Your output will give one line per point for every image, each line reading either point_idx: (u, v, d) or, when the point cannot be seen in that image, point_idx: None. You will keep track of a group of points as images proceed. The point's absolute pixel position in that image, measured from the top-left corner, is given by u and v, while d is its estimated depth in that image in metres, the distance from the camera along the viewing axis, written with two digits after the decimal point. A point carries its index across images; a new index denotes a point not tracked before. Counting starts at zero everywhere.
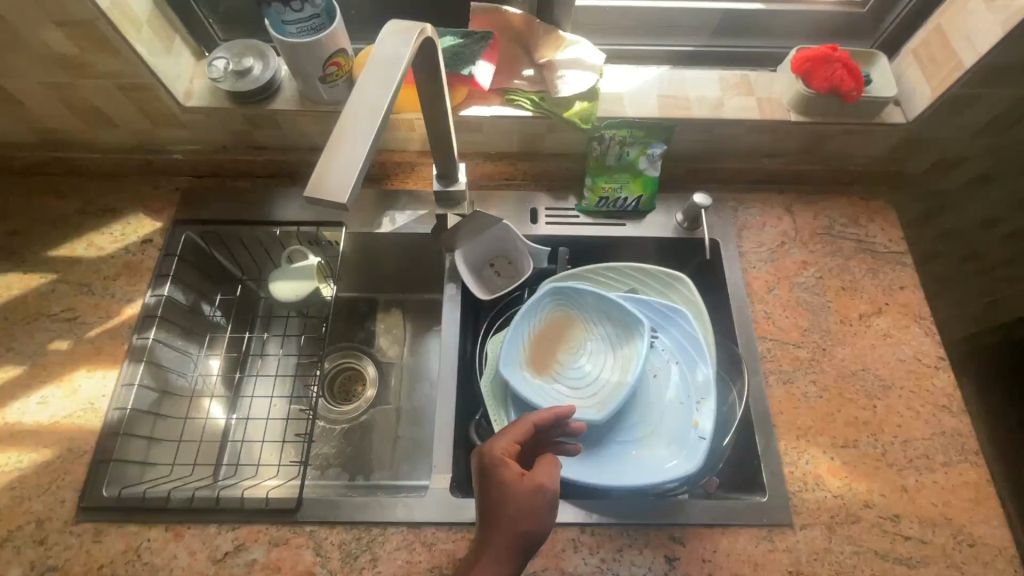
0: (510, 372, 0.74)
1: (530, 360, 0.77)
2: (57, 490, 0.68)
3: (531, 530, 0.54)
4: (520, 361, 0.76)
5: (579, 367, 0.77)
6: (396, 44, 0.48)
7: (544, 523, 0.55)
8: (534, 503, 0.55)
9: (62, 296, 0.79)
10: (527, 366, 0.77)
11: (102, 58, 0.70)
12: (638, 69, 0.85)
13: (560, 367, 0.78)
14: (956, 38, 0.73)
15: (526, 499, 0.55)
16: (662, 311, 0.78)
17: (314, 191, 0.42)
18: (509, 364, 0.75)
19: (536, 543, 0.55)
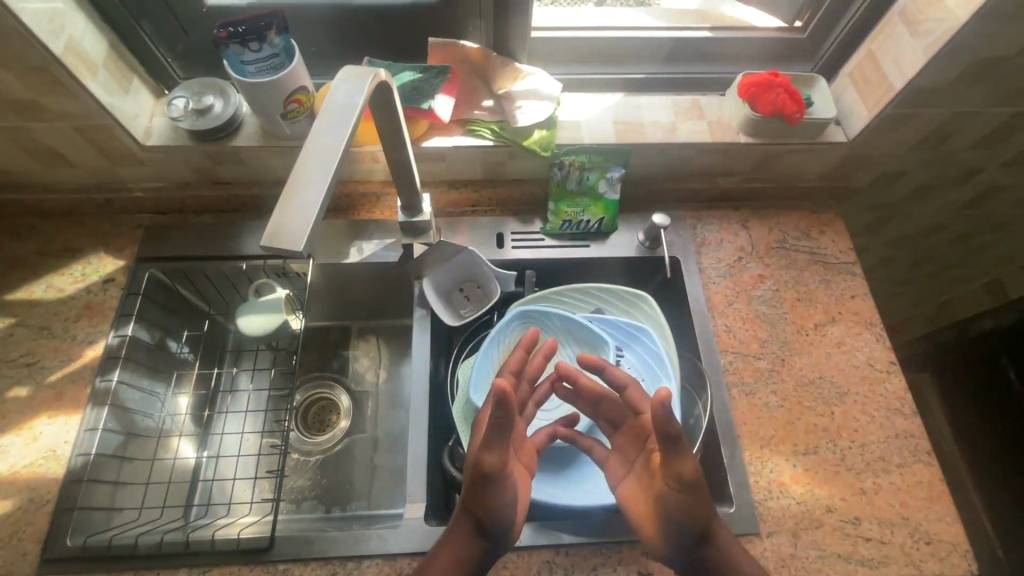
0: (480, 397, 0.76)
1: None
2: (18, 543, 0.66)
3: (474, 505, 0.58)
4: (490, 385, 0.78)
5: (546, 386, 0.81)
6: (350, 89, 0.50)
7: (489, 497, 0.57)
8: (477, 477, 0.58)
9: (20, 341, 0.77)
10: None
11: (57, 102, 0.70)
12: (594, 97, 0.88)
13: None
14: (886, 63, 0.78)
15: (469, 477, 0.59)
16: (628, 330, 0.80)
17: (270, 240, 0.42)
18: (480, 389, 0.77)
19: (491, 517, 0.58)
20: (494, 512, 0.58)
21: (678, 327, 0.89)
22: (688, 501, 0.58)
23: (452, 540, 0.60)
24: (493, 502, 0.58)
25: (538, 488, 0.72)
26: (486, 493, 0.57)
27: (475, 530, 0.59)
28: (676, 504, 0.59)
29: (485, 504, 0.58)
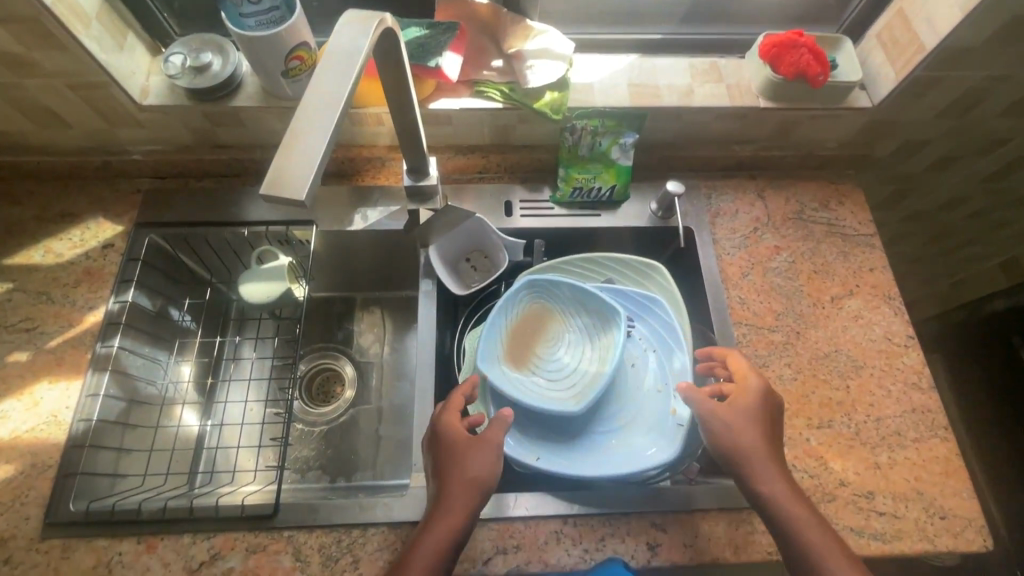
0: (487, 366, 0.73)
1: (507, 355, 0.77)
2: (21, 508, 0.65)
3: (480, 475, 0.60)
4: (497, 356, 0.76)
5: (556, 358, 0.77)
6: (353, 35, 0.47)
7: (495, 467, 0.61)
8: (483, 448, 0.61)
9: (19, 306, 0.76)
10: (504, 361, 0.76)
11: (49, 56, 0.67)
12: (607, 58, 0.85)
13: (539, 360, 0.77)
14: (917, 21, 0.74)
15: (472, 450, 0.61)
16: (640, 301, 0.78)
17: (271, 188, 0.40)
18: (486, 359, 0.74)
19: (489, 488, 0.60)
20: (482, 483, 0.59)
21: (690, 299, 0.86)
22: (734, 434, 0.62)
23: (437, 518, 0.58)
24: (480, 473, 0.60)
25: (545, 458, 0.71)
26: (488, 462, 0.61)
27: (460, 506, 0.58)
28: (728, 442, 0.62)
29: (472, 475, 0.60)
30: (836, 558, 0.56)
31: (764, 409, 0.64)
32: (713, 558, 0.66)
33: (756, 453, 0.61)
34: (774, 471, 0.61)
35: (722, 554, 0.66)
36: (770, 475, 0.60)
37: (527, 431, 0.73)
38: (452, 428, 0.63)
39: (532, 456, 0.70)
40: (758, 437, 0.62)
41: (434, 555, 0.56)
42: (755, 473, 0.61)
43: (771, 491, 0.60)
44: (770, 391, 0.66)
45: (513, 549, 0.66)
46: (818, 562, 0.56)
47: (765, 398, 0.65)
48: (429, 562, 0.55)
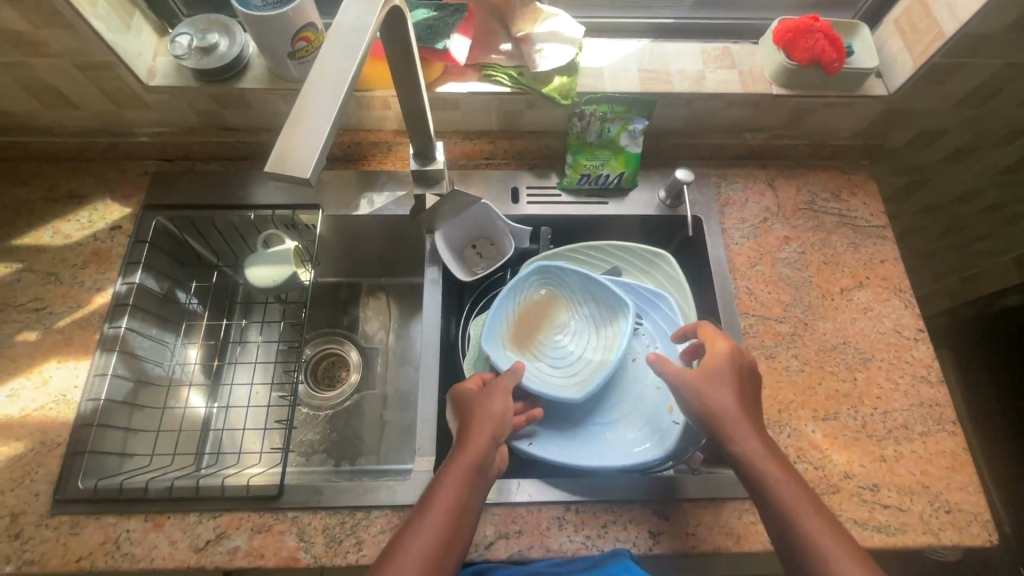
0: (491, 346, 0.74)
1: (512, 337, 0.77)
2: (31, 484, 0.66)
3: (497, 405, 0.62)
4: (503, 338, 0.76)
5: (561, 345, 0.77)
6: (360, 13, 0.46)
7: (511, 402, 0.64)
8: (499, 389, 0.65)
9: (29, 286, 0.76)
10: (509, 343, 0.76)
11: (56, 35, 0.66)
12: (617, 43, 0.83)
13: (543, 345, 0.77)
14: (937, 6, 0.72)
15: (489, 390, 0.64)
16: (646, 295, 0.78)
17: (276, 165, 0.40)
18: (490, 340, 0.75)
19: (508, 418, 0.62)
20: (498, 417, 0.61)
21: (698, 289, 0.86)
22: (703, 397, 0.61)
23: (457, 452, 0.59)
24: (496, 410, 0.62)
25: (537, 443, 0.71)
26: (504, 397, 0.64)
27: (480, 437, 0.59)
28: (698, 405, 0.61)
29: (489, 413, 0.62)
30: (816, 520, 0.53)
31: (737, 372, 0.63)
32: (715, 547, 0.66)
33: (731, 416, 0.60)
34: (750, 434, 0.59)
35: (725, 543, 0.66)
36: (745, 439, 0.59)
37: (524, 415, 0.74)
38: (467, 387, 0.66)
39: (525, 441, 0.71)
40: (732, 400, 0.61)
41: (459, 483, 0.55)
42: (728, 434, 0.59)
43: (747, 455, 0.58)
44: (741, 355, 0.64)
45: (515, 534, 0.66)
46: (795, 524, 0.54)
47: (735, 362, 0.64)
48: (455, 490, 0.55)
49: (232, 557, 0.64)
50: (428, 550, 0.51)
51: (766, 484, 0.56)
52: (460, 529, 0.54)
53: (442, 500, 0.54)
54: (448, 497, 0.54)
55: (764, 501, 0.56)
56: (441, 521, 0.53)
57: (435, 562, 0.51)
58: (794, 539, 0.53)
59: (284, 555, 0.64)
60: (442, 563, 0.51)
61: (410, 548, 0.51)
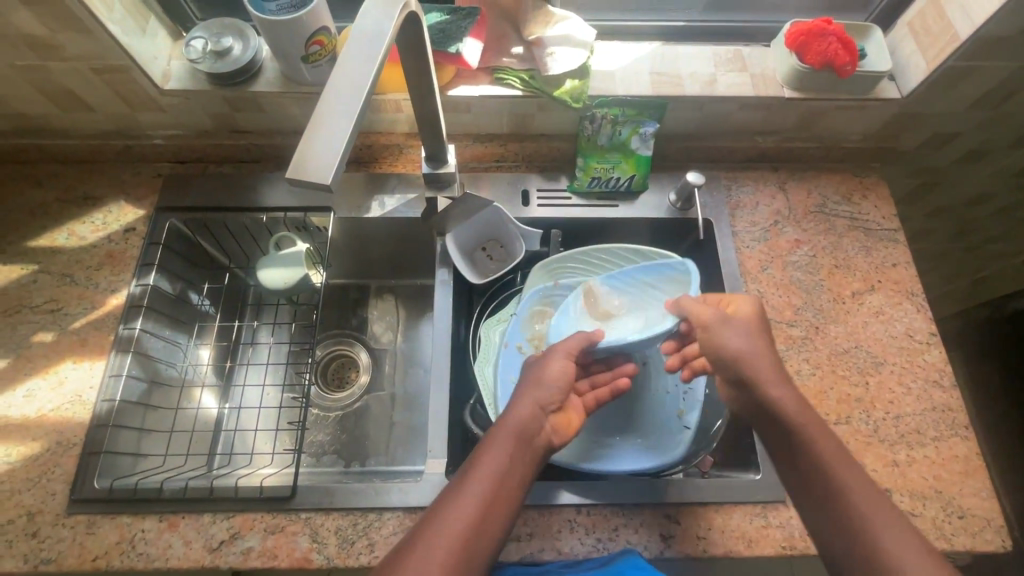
0: (509, 349, 0.77)
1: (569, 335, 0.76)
2: (47, 484, 0.67)
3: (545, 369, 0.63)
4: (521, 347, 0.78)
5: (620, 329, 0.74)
6: (378, 18, 0.46)
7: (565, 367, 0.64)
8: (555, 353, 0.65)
9: (44, 287, 0.77)
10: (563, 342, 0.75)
11: (74, 39, 0.67)
12: (628, 46, 0.83)
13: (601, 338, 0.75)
14: (951, 10, 0.72)
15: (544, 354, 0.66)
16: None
17: (296, 172, 0.40)
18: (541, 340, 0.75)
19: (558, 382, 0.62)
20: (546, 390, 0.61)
21: (709, 291, 0.85)
22: (730, 343, 0.63)
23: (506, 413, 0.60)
24: (547, 373, 0.63)
25: None
26: (555, 361, 0.64)
27: (525, 407, 0.60)
28: (727, 348, 0.63)
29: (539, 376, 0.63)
30: (849, 469, 0.54)
31: (760, 328, 0.65)
32: (727, 550, 0.66)
33: (755, 366, 0.61)
34: (779, 382, 0.60)
35: (736, 547, 0.66)
36: (773, 386, 0.60)
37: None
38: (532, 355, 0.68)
39: None
40: (755, 349, 0.62)
41: (500, 441, 0.56)
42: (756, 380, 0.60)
43: (777, 401, 0.59)
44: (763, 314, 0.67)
45: (527, 537, 0.66)
46: (827, 474, 0.54)
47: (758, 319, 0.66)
48: (496, 456, 0.55)
49: (246, 557, 0.65)
50: (467, 511, 0.51)
51: (796, 433, 0.57)
52: (503, 496, 0.53)
53: (485, 466, 0.54)
54: (490, 463, 0.54)
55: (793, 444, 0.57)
56: (483, 485, 0.53)
57: (475, 519, 0.51)
58: (825, 483, 0.54)
59: (297, 556, 0.65)
60: (481, 517, 0.51)
61: (450, 506, 0.51)
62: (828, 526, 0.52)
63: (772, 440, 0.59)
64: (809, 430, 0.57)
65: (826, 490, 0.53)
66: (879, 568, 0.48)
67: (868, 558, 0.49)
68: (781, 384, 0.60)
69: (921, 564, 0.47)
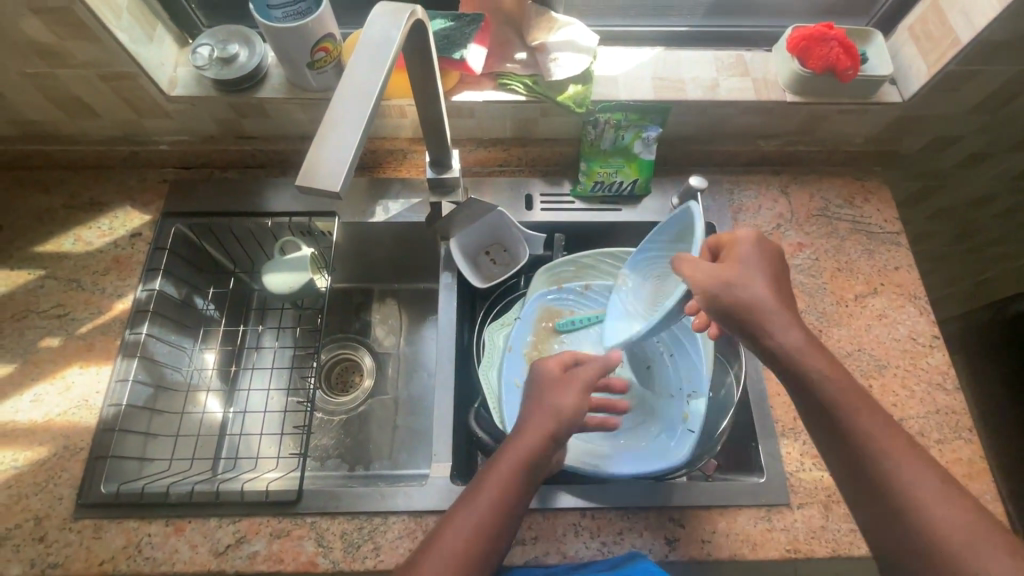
0: (513, 353, 0.78)
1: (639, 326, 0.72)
2: (54, 488, 0.67)
3: (560, 402, 0.60)
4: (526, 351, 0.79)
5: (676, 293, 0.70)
6: (386, 25, 0.47)
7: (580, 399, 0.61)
8: (570, 381, 0.62)
9: (51, 293, 0.78)
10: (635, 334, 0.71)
11: (82, 47, 0.68)
12: (630, 52, 0.84)
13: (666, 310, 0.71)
14: (952, 14, 0.72)
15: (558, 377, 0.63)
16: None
17: (305, 180, 0.41)
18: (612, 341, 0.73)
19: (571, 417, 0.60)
20: (562, 411, 0.59)
21: None
22: (737, 295, 0.59)
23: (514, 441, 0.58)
24: (561, 405, 0.60)
25: None
26: (568, 391, 0.61)
27: (534, 441, 0.58)
28: (734, 300, 0.59)
29: (552, 407, 0.60)
30: (867, 415, 0.53)
31: (760, 267, 0.61)
32: (732, 554, 0.66)
33: (767, 315, 0.58)
34: (788, 325, 0.58)
35: (740, 551, 0.66)
36: (787, 335, 0.57)
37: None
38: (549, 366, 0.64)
39: None
40: (764, 296, 0.59)
41: (505, 476, 0.55)
42: (766, 328, 0.58)
43: (790, 350, 0.57)
44: (762, 246, 0.63)
45: (532, 541, 0.67)
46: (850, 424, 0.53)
47: (758, 254, 0.62)
48: (504, 474, 0.56)
49: (252, 562, 0.65)
50: (463, 548, 0.52)
51: (812, 378, 0.55)
52: (507, 511, 0.55)
53: (492, 484, 0.55)
54: (497, 479, 0.55)
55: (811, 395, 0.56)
56: (490, 502, 0.54)
57: (471, 553, 0.52)
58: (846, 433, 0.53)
59: (303, 560, 0.65)
60: (478, 551, 0.52)
61: (449, 539, 0.52)
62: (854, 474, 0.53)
63: (791, 387, 0.57)
64: (829, 376, 0.55)
65: (848, 439, 0.53)
66: (905, 513, 0.49)
67: (894, 503, 0.50)
68: (794, 330, 0.58)
69: (936, 501, 0.49)
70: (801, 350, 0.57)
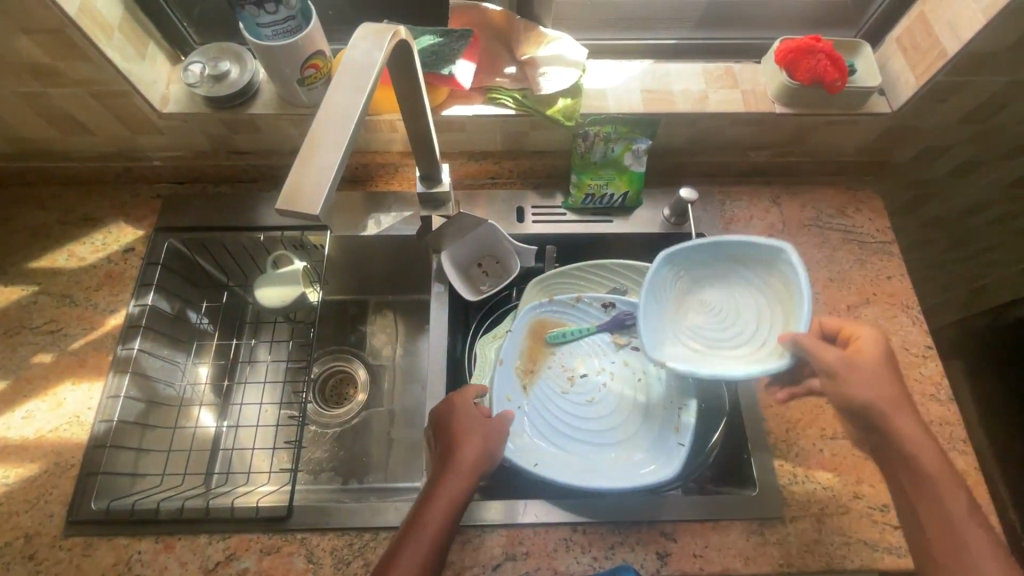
0: (503, 366, 0.77)
1: (676, 338, 0.70)
2: (45, 505, 0.67)
3: (480, 445, 0.62)
4: (515, 365, 0.78)
5: (728, 316, 0.70)
6: (369, 48, 0.47)
7: (496, 443, 0.64)
8: (485, 425, 0.65)
9: (44, 309, 0.78)
10: (676, 349, 0.69)
11: (74, 66, 0.68)
12: (620, 65, 0.84)
13: (707, 327, 0.70)
14: (938, 26, 0.73)
15: (471, 420, 0.65)
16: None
17: (286, 202, 0.41)
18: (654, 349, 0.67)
19: (487, 460, 0.62)
20: (491, 451, 0.63)
21: None
22: (867, 393, 0.60)
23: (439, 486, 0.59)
24: (479, 449, 0.62)
25: (544, 464, 0.71)
26: (484, 435, 0.64)
27: (456, 485, 0.59)
28: (862, 397, 0.60)
29: (472, 450, 0.62)
30: (969, 524, 0.55)
31: (889, 367, 0.61)
32: (724, 569, 0.66)
33: (893, 414, 0.59)
34: (918, 432, 0.58)
35: (732, 565, 0.66)
36: (915, 439, 0.58)
37: (523, 436, 0.73)
38: (461, 409, 0.66)
39: (532, 462, 0.70)
40: (894, 397, 0.59)
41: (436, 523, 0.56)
42: (892, 430, 0.59)
43: (915, 452, 0.58)
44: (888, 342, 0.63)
45: (523, 556, 0.66)
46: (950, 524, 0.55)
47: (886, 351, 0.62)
48: (443, 514, 0.57)
49: None
50: None
51: (926, 482, 0.57)
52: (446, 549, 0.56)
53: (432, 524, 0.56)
54: (436, 520, 0.56)
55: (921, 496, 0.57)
56: (431, 543, 0.55)
57: None
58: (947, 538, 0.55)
59: None
60: None
61: None
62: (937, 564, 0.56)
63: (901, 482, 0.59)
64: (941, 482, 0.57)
65: (943, 536, 0.56)
66: None
67: None
68: (919, 433, 0.58)
69: None
70: (926, 454, 0.58)
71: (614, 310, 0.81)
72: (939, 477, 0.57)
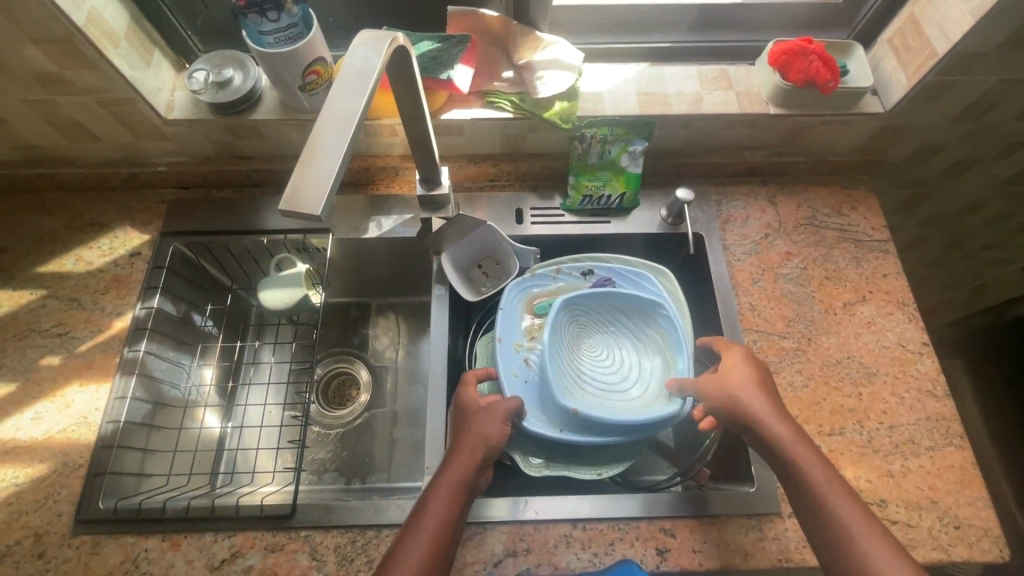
0: (504, 344, 0.77)
1: (578, 386, 0.74)
2: (54, 504, 0.68)
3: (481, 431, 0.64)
4: (517, 341, 0.78)
5: (617, 365, 0.77)
6: (367, 53, 0.49)
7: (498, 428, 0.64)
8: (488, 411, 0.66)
9: (52, 312, 0.79)
10: (581, 396, 0.73)
11: (82, 75, 0.70)
12: (615, 68, 0.86)
13: (602, 375, 0.76)
14: (929, 26, 0.74)
15: (475, 411, 0.67)
16: (630, 277, 0.81)
17: (289, 204, 0.42)
18: (562, 395, 0.70)
19: (489, 447, 0.63)
20: (486, 439, 0.63)
21: (701, 305, 0.87)
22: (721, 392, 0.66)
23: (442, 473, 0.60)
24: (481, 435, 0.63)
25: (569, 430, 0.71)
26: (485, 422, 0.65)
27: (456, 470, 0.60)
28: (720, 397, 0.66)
29: (476, 436, 0.63)
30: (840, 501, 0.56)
31: (750, 369, 0.67)
32: (722, 564, 0.66)
33: (759, 411, 0.63)
34: (778, 422, 0.62)
35: (732, 560, 0.67)
36: (775, 429, 0.61)
37: (543, 407, 0.73)
38: (470, 401, 0.69)
39: (556, 428, 0.71)
40: (749, 394, 0.64)
41: (439, 507, 0.57)
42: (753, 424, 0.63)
43: (778, 439, 0.61)
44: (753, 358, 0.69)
45: (524, 552, 0.67)
46: (823, 502, 0.56)
47: (751, 363, 0.68)
48: (442, 510, 0.57)
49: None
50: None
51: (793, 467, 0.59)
52: (450, 533, 0.56)
53: (433, 507, 0.57)
54: (435, 517, 0.56)
55: (792, 482, 0.59)
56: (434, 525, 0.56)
57: None
58: (820, 519, 0.56)
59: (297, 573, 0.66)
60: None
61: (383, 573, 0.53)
62: (831, 556, 0.54)
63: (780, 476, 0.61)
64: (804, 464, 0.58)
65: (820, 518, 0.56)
66: None
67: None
68: (780, 424, 0.62)
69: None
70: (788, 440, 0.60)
71: (595, 278, 0.82)
72: (800, 459, 0.59)
